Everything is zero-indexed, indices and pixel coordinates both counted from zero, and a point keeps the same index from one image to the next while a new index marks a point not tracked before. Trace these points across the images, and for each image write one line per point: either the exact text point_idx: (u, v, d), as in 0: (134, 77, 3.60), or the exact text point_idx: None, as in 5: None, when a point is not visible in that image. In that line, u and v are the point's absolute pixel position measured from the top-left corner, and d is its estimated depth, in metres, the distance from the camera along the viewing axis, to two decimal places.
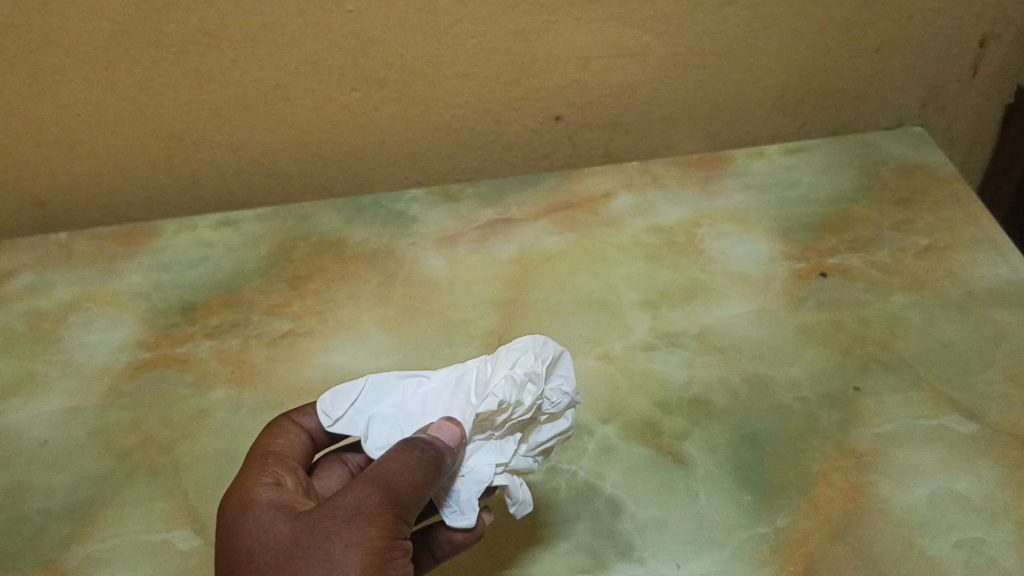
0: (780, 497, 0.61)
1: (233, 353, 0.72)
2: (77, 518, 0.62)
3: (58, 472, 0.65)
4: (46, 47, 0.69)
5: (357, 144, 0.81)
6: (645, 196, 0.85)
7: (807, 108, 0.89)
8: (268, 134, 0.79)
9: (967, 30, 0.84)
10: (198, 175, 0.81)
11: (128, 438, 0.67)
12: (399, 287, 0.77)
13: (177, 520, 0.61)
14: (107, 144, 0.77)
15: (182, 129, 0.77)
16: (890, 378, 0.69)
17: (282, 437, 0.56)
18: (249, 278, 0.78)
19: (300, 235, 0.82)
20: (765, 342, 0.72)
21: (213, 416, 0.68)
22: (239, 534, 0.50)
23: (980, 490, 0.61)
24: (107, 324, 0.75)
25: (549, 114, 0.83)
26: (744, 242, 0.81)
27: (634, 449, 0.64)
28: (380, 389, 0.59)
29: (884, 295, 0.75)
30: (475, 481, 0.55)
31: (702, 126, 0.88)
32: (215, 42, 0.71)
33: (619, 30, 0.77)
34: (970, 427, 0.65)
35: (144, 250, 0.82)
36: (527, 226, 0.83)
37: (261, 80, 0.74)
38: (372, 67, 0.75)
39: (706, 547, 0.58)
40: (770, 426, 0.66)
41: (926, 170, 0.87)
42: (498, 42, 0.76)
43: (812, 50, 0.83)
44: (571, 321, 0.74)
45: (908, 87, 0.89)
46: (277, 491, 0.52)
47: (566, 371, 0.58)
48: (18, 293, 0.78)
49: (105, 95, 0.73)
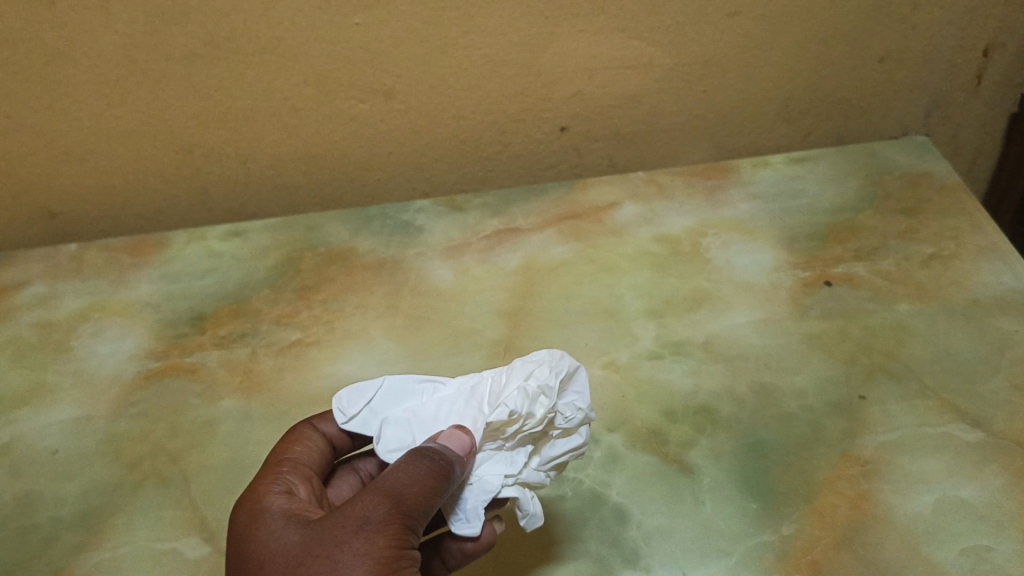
0: (785, 505, 0.61)
1: (242, 362, 0.73)
2: (88, 527, 0.62)
3: (69, 481, 0.65)
4: (58, 61, 0.70)
5: (364, 155, 0.82)
6: (651, 206, 0.86)
7: (811, 117, 0.89)
8: (276, 146, 0.80)
9: (972, 40, 0.84)
10: (208, 186, 0.82)
11: (138, 447, 0.67)
12: (406, 297, 0.78)
13: (186, 529, 0.62)
14: (117, 156, 0.78)
15: (191, 140, 0.78)
16: (895, 387, 0.69)
17: (300, 444, 0.57)
18: (258, 289, 0.79)
19: (308, 245, 0.83)
20: (771, 351, 0.72)
21: (222, 425, 0.68)
22: (250, 542, 0.50)
23: (985, 498, 0.61)
24: (117, 334, 0.76)
25: (555, 125, 0.84)
26: (750, 252, 0.81)
27: (640, 458, 0.65)
28: (396, 392, 0.59)
29: (890, 304, 0.76)
30: (483, 490, 0.55)
31: (707, 136, 0.88)
32: (224, 55, 0.72)
33: (624, 41, 0.78)
34: (975, 435, 0.65)
35: (154, 260, 0.82)
36: (533, 236, 0.83)
37: (269, 93, 0.75)
38: (380, 79, 0.76)
39: (712, 555, 0.59)
40: (776, 434, 0.66)
41: (931, 179, 0.87)
42: (504, 54, 0.76)
43: (816, 60, 0.84)
44: (577, 330, 0.74)
45: (912, 96, 0.89)
46: (289, 500, 0.52)
47: (581, 387, 0.58)
48: (30, 303, 0.79)
49: (115, 108, 0.74)
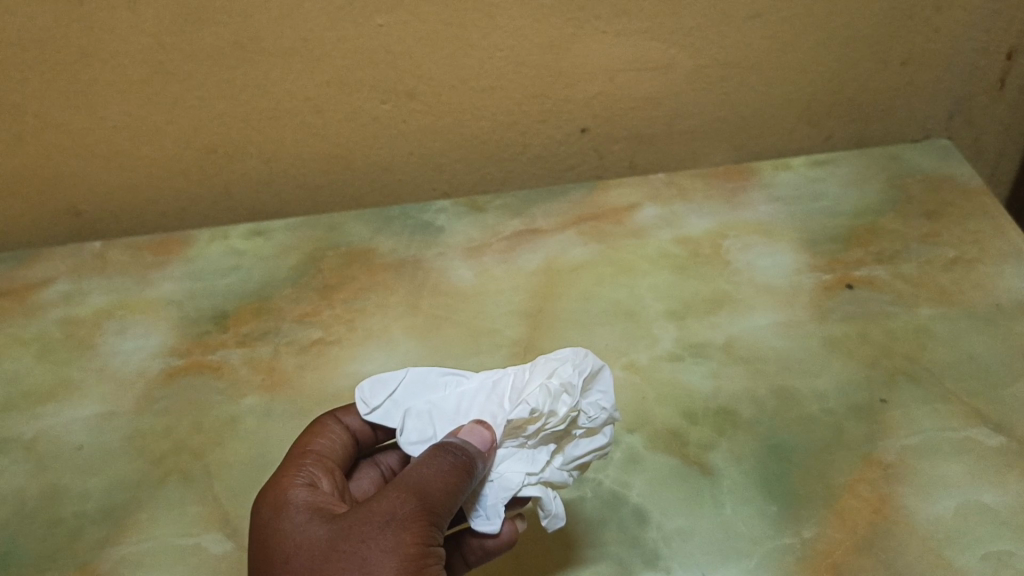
0: (807, 507, 0.61)
1: (264, 360, 0.73)
2: (112, 521, 0.63)
3: (93, 476, 0.66)
4: (85, 60, 0.71)
5: (386, 155, 0.83)
6: (671, 208, 0.86)
7: (833, 119, 0.89)
8: (298, 146, 0.80)
9: (995, 44, 0.84)
10: (230, 184, 0.83)
11: (162, 443, 0.68)
12: (427, 297, 0.78)
13: (209, 525, 0.62)
14: (141, 154, 0.79)
15: (215, 139, 0.78)
16: (917, 391, 0.69)
17: (323, 437, 0.57)
18: (279, 287, 0.80)
19: (329, 245, 0.83)
20: (792, 354, 0.72)
21: (245, 422, 0.69)
22: (274, 534, 0.51)
23: (1008, 502, 0.61)
24: (141, 331, 0.77)
25: (575, 126, 0.84)
26: (769, 254, 0.81)
27: (660, 459, 0.65)
28: (418, 384, 0.60)
29: (912, 308, 0.75)
30: (503, 488, 0.55)
31: (729, 138, 0.88)
32: (248, 56, 0.73)
33: (646, 44, 0.78)
34: (998, 440, 0.65)
35: (177, 258, 0.83)
36: (553, 237, 0.83)
37: (292, 93, 0.76)
38: (402, 80, 0.77)
39: (733, 557, 0.59)
40: (797, 437, 0.66)
41: (953, 182, 0.87)
42: (525, 55, 0.77)
43: (838, 62, 0.83)
44: (597, 331, 0.75)
45: (935, 99, 0.89)
46: (312, 493, 0.53)
47: (605, 387, 0.58)
48: (54, 300, 0.80)
49: (140, 107, 0.75)
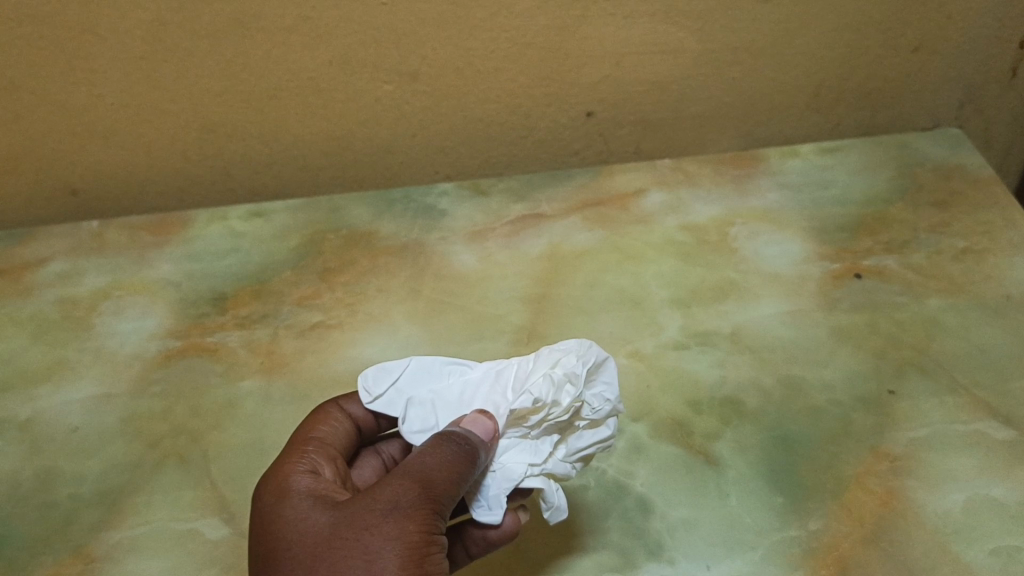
0: (813, 500, 0.60)
1: (264, 343, 0.72)
2: (107, 505, 0.62)
3: (90, 459, 0.65)
4: (82, 36, 0.69)
5: (388, 137, 0.81)
6: (678, 195, 0.85)
7: (842, 107, 0.87)
8: (299, 126, 0.79)
9: (1008, 32, 0.82)
10: (231, 165, 0.81)
11: (159, 426, 0.67)
12: (429, 281, 0.77)
13: (205, 510, 0.61)
14: (141, 133, 0.77)
15: (216, 119, 0.77)
16: (925, 382, 0.68)
17: (325, 424, 0.56)
18: (279, 270, 0.79)
19: (330, 227, 0.82)
20: (798, 343, 0.71)
21: (243, 406, 0.68)
22: (276, 521, 0.50)
23: (1016, 497, 0.60)
24: (139, 312, 0.76)
25: (581, 110, 0.82)
26: (778, 242, 0.80)
27: (665, 449, 0.64)
28: (421, 372, 0.59)
29: (921, 299, 0.74)
30: (506, 478, 0.54)
31: (736, 125, 0.87)
32: (249, 34, 0.71)
33: (654, 27, 0.76)
34: (1007, 434, 0.64)
35: (175, 240, 0.82)
36: (557, 223, 0.82)
37: (293, 72, 0.74)
38: (406, 61, 0.75)
39: (738, 549, 0.58)
40: (803, 428, 0.65)
41: (963, 172, 0.86)
42: (530, 36, 0.75)
43: (848, 48, 0.82)
44: (601, 319, 0.74)
45: (945, 87, 0.87)
46: (314, 479, 0.52)
47: (609, 378, 0.57)
48: (51, 281, 0.79)
49: (139, 84, 0.73)
